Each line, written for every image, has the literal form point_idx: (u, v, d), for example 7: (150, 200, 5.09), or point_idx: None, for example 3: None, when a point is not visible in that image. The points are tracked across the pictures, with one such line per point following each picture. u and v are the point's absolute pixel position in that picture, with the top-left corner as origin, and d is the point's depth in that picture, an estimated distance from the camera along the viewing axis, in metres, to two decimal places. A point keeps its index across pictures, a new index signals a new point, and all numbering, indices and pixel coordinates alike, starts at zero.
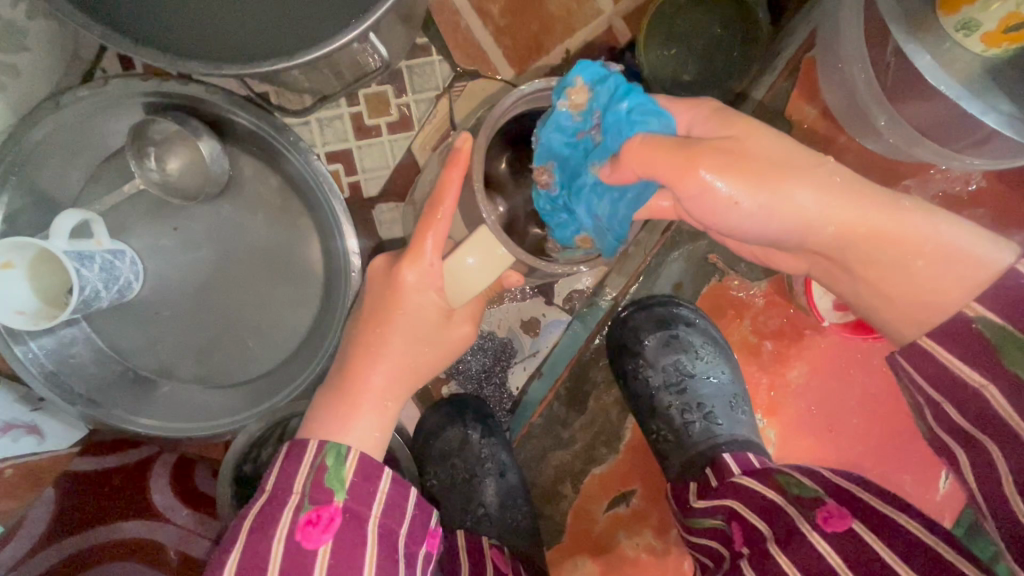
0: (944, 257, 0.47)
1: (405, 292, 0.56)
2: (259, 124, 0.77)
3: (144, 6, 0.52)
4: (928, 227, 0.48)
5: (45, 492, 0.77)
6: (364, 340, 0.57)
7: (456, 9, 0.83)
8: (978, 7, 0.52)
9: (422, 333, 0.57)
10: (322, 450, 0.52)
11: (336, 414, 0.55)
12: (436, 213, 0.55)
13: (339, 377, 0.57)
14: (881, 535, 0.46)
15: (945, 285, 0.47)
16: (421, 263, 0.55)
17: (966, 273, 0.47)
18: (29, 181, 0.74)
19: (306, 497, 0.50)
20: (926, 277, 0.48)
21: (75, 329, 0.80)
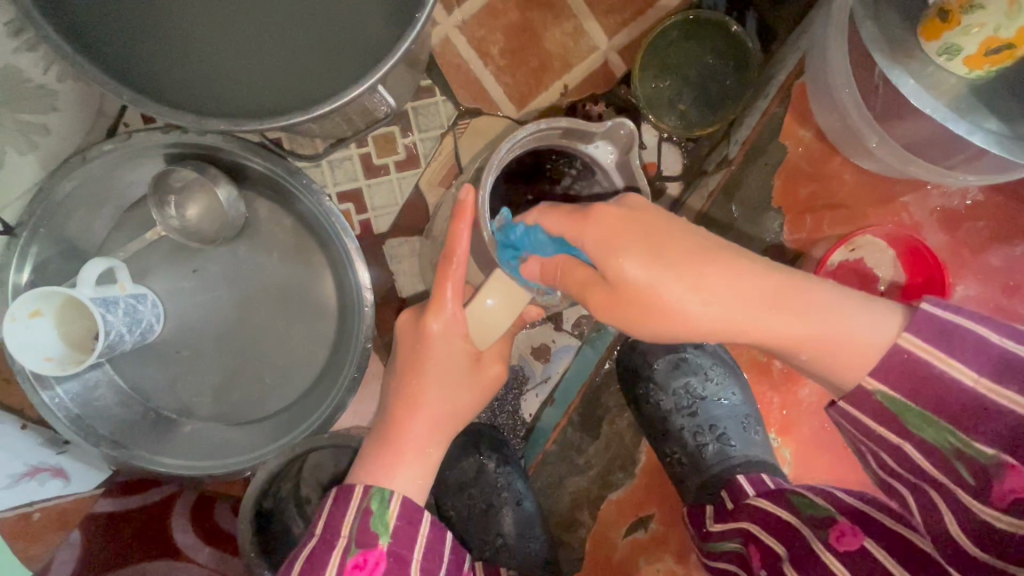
0: (849, 329, 0.44)
1: (433, 342, 0.57)
2: (273, 169, 0.80)
3: (171, 72, 0.56)
4: (829, 311, 0.45)
5: (71, 534, 0.78)
6: (401, 392, 0.58)
7: (457, 51, 0.86)
8: (959, 33, 0.54)
9: (453, 376, 0.58)
10: (368, 494, 0.53)
11: (381, 465, 0.56)
12: (450, 261, 0.56)
13: (382, 426, 0.59)
14: (893, 552, 0.47)
15: (850, 349, 0.44)
16: (444, 313, 0.57)
17: (859, 343, 0.44)
18: (57, 232, 0.78)
19: (353, 539, 0.52)
20: (829, 352, 0.45)
21: (98, 373, 0.83)
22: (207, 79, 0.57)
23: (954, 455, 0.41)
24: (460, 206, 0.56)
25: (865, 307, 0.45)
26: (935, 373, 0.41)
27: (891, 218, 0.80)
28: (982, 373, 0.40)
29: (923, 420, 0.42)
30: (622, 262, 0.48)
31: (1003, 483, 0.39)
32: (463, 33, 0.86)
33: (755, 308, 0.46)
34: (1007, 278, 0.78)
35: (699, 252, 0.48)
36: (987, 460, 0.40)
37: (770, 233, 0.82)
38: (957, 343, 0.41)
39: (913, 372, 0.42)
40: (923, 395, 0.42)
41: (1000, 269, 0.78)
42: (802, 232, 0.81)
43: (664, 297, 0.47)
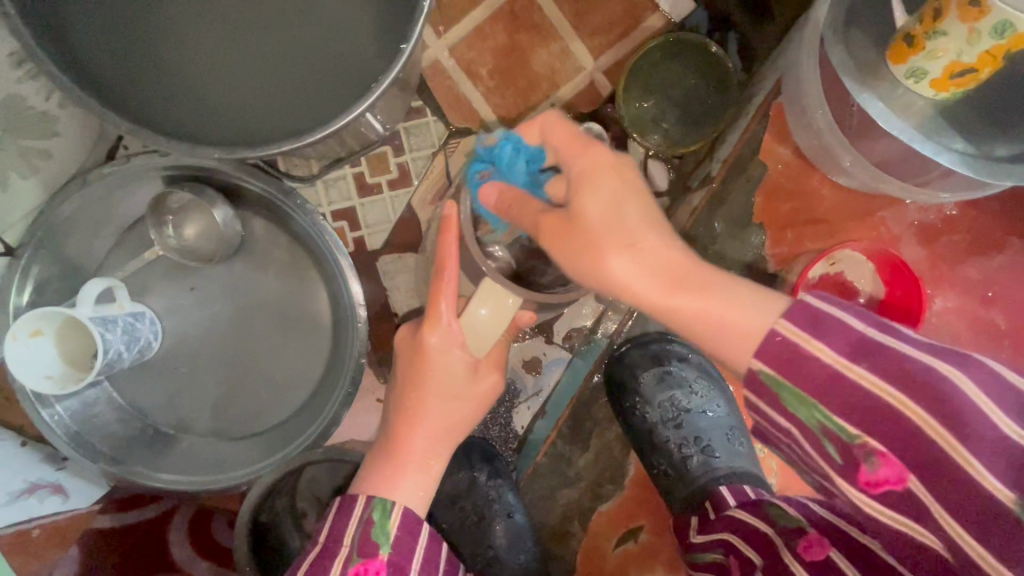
0: (729, 312, 0.45)
1: (431, 354, 0.59)
2: (269, 189, 0.82)
3: (167, 102, 0.59)
4: (722, 296, 0.46)
5: (71, 550, 0.79)
6: (402, 404, 0.61)
7: (447, 73, 0.89)
8: (923, 58, 0.57)
9: (452, 390, 0.60)
10: (371, 503, 0.55)
11: (383, 477, 0.58)
12: (442, 275, 0.58)
13: (384, 438, 0.61)
14: (852, 559, 0.48)
15: (728, 324, 0.45)
16: (439, 326, 0.58)
17: (737, 321, 0.45)
18: (57, 252, 0.80)
19: (355, 549, 0.53)
20: (710, 331, 0.46)
21: (97, 390, 0.84)
22: (205, 108, 0.60)
23: (819, 431, 0.42)
24: (445, 220, 0.58)
25: (753, 301, 0.45)
26: (805, 356, 0.41)
27: (870, 232, 0.81)
28: (899, 389, 0.39)
29: (793, 396, 0.42)
30: (586, 194, 0.51)
31: (873, 470, 0.41)
32: (453, 55, 0.88)
33: (662, 279, 0.49)
34: (985, 289, 0.80)
35: (623, 215, 0.51)
36: (852, 440, 0.41)
37: (752, 246, 0.84)
38: (825, 328, 0.41)
39: (787, 355, 0.42)
40: (802, 376, 0.41)
41: (977, 281, 0.80)
42: (784, 246, 0.83)
43: (608, 251, 0.50)
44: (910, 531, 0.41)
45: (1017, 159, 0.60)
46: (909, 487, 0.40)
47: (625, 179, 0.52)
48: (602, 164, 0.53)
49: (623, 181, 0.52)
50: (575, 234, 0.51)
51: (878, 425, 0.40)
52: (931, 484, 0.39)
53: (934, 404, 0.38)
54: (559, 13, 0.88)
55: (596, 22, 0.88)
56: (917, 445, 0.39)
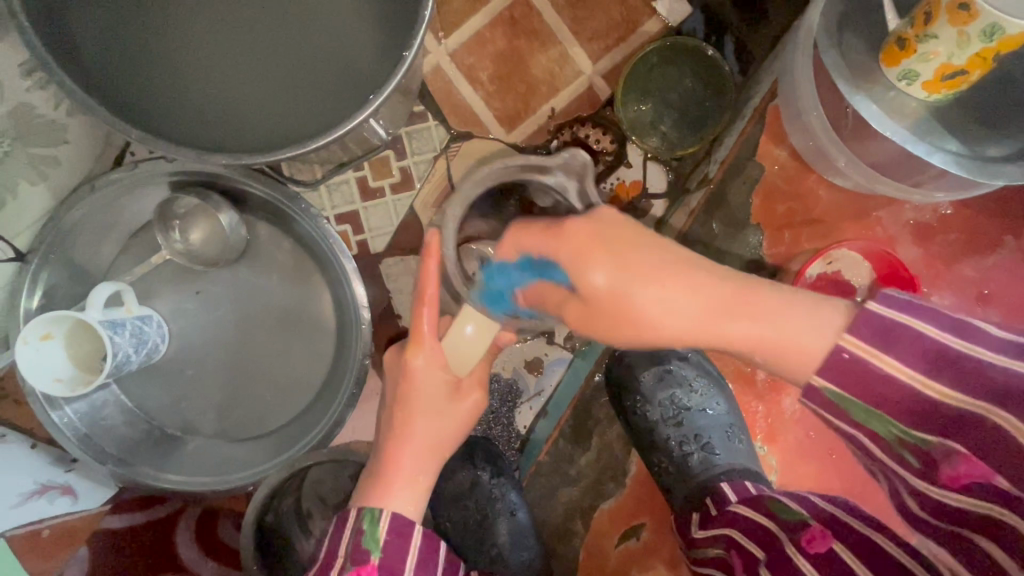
0: (790, 333, 0.48)
1: (416, 376, 0.61)
2: (273, 194, 0.84)
3: (176, 110, 0.60)
4: (780, 315, 0.49)
5: (79, 550, 0.82)
6: (390, 424, 0.62)
7: (448, 78, 0.90)
8: (915, 61, 0.58)
9: (436, 407, 0.62)
10: (360, 516, 0.57)
11: (374, 491, 0.59)
12: (424, 298, 0.61)
13: (374, 457, 0.62)
14: (858, 553, 0.49)
15: (798, 344, 0.47)
16: (424, 348, 0.61)
17: (801, 339, 0.47)
18: (66, 257, 0.82)
19: (348, 558, 0.56)
20: (780, 347, 0.48)
21: (106, 393, 0.86)
22: (212, 114, 0.61)
23: (898, 443, 0.44)
24: (428, 245, 0.62)
25: (815, 313, 0.48)
26: (876, 373, 0.43)
27: (867, 232, 0.83)
28: (921, 371, 0.42)
29: (864, 411, 0.45)
30: (590, 271, 0.53)
31: (951, 467, 0.42)
32: (453, 61, 0.90)
33: (708, 315, 0.50)
34: (981, 287, 0.81)
35: (646, 264, 0.53)
36: (922, 443, 0.43)
37: (749, 247, 0.85)
38: (897, 340, 0.43)
39: (852, 371, 0.44)
40: (869, 390, 0.44)
41: (973, 279, 0.81)
42: (781, 246, 0.84)
43: (638, 303, 0.52)
44: (989, 515, 0.41)
45: (1010, 159, 0.61)
46: (991, 483, 0.41)
47: (624, 236, 0.55)
48: (603, 222, 0.56)
49: (630, 240, 0.55)
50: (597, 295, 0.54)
51: (942, 423, 0.42)
52: (1013, 479, 0.40)
53: (973, 387, 0.41)
54: (558, 19, 0.89)
55: (594, 27, 0.90)
56: (962, 426, 0.41)
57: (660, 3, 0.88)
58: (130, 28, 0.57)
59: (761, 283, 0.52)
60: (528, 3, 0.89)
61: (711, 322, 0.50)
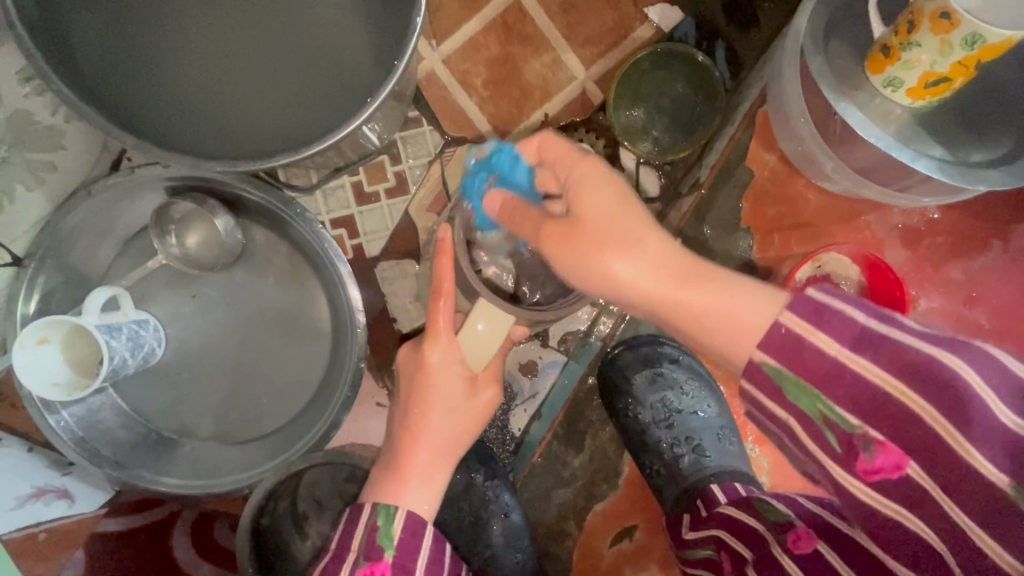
0: (727, 308, 0.46)
1: (433, 372, 0.62)
2: (269, 199, 0.84)
3: (171, 117, 0.61)
4: (723, 291, 0.47)
5: (75, 552, 0.81)
6: (407, 420, 0.63)
7: (442, 83, 0.91)
8: (900, 68, 0.59)
9: (453, 404, 0.63)
10: (376, 510, 0.57)
11: (391, 487, 0.59)
12: (440, 296, 0.62)
13: (390, 453, 0.63)
14: (836, 547, 0.48)
15: (730, 313, 0.45)
16: (440, 343, 0.62)
17: (739, 314, 0.45)
18: (63, 262, 0.82)
19: (361, 552, 0.55)
20: (711, 315, 0.47)
21: (103, 396, 0.86)
22: (206, 121, 0.62)
23: (822, 423, 0.41)
24: (442, 243, 0.64)
25: (759, 297, 0.45)
26: (807, 346, 0.41)
27: (855, 235, 0.84)
28: (889, 372, 0.38)
29: (795, 386, 0.41)
30: (586, 192, 0.54)
31: (870, 458, 0.39)
32: (447, 66, 0.91)
33: (658, 279, 0.50)
34: (967, 290, 0.82)
35: (613, 223, 0.52)
36: (852, 429, 0.40)
37: (739, 251, 0.86)
38: (829, 320, 0.40)
39: (789, 346, 0.41)
40: (806, 368, 0.41)
41: (960, 283, 0.82)
42: (771, 250, 0.85)
43: (599, 243, 0.52)
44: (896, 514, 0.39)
45: (992, 165, 0.62)
46: (906, 475, 0.38)
47: (597, 189, 0.54)
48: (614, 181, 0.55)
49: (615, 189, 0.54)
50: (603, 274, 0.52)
51: (880, 416, 0.39)
52: (929, 467, 0.37)
53: (937, 394, 0.37)
54: (551, 24, 0.90)
55: (586, 33, 0.91)
56: (923, 442, 0.37)
57: (652, 9, 0.90)
58: (125, 35, 0.58)
59: (721, 266, 0.50)
60: (521, 9, 0.90)
61: (651, 285, 0.50)
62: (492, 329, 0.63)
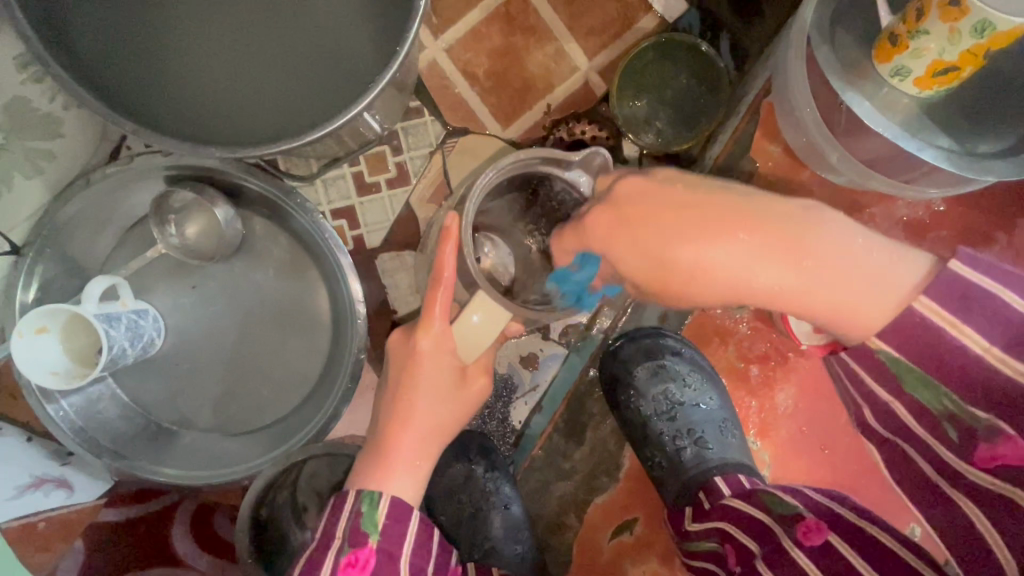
0: (868, 280, 0.48)
1: (422, 360, 0.60)
2: (269, 188, 0.84)
3: (171, 103, 0.60)
4: (855, 260, 0.49)
5: (75, 543, 0.82)
6: (393, 407, 0.62)
7: (444, 73, 0.90)
8: (908, 57, 0.58)
9: (442, 392, 0.62)
10: (359, 497, 0.57)
11: (375, 474, 0.59)
12: (438, 285, 0.60)
13: (375, 439, 0.62)
14: (853, 545, 0.50)
15: (868, 287, 0.48)
16: (433, 332, 0.60)
17: (884, 284, 0.47)
18: (62, 251, 0.82)
19: (346, 540, 0.56)
20: (850, 289, 0.48)
21: (101, 386, 0.86)
22: (206, 107, 0.61)
23: (943, 415, 0.46)
24: (445, 231, 0.60)
25: (893, 263, 0.48)
26: (944, 342, 0.44)
27: None
28: (994, 341, 0.43)
29: (918, 380, 0.46)
30: (677, 246, 0.54)
31: (991, 446, 0.43)
32: (450, 56, 0.90)
33: (779, 269, 0.50)
34: None
35: (737, 219, 0.53)
36: (975, 421, 0.44)
37: None
38: (974, 310, 0.43)
39: (922, 337, 0.45)
40: (937, 358, 0.44)
41: None
42: None
43: (716, 268, 0.52)
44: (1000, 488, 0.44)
45: (1000, 156, 0.62)
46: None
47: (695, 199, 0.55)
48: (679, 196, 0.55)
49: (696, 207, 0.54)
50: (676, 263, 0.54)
51: (1010, 406, 0.42)
52: None
53: None
54: (554, 15, 0.90)
55: (590, 23, 0.90)
56: None
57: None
58: (123, 19, 0.57)
59: (816, 216, 0.52)
60: None
61: (781, 280, 0.50)
62: (483, 323, 0.61)
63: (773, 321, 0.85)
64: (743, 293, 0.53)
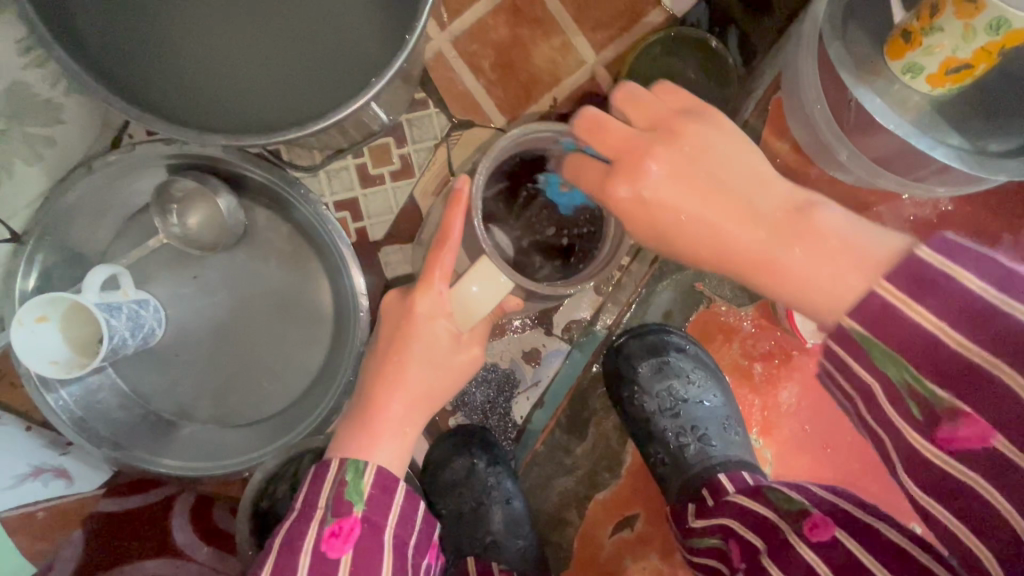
0: (851, 249, 0.44)
1: (417, 321, 0.60)
2: (272, 179, 0.83)
3: (175, 90, 0.59)
4: (842, 234, 0.45)
5: (73, 533, 0.81)
6: (383, 371, 0.61)
7: (450, 65, 0.89)
8: (921, 54, 0.58)
9: (434, 358, 0.61)
10: (343, 467, 0.57)
11: (360, 441, 0.59)
12: (444, 249, 0.59)
13: (361, 403, 0.62)
14: (862, 541, 0.50)
15: (854, 260, 0.43)
16: (431, 292, 0.59)
17: (866, 258, 0.43)
18: (62, 240, 0.81)
19: (330, 510, 0.55)
20: (826, 263, 0.45)
21: (101, 376, 0.85)
22: (211, 95, 0.60)
23: (906, 392, 0.40)
24: (455, 195, 0.59)
25: (886, 240, 0.44)
26: (899, 318, 0.39)
27: None
28: (945, 319, 0.38)
29: (882, 355, 0.40)
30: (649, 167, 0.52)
31: (953, 427, 0.39)
32: (456, 48, 0.89)
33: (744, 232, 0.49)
34: None
35: (717, 179, 0.51)
36: (939, 403, 0.39)
37: None
38: (936, 289, 0.38)
39: (884, 313, 0.40)
40: (892, 335, 0.39)
41: None
42: None
43: (688, 215, 0.51)
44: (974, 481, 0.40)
45: (1009, 156, 0.61)
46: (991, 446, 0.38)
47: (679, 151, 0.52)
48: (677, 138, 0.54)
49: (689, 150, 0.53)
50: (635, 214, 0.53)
51: (977, 395, 0.37)
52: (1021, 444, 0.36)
53: None
54: (561, 7, 0.89)
55: (598, 17, 0.89)
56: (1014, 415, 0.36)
57: None
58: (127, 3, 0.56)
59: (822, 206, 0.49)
60: None
61: (761, 244, 0.48)
62: (485, 292, 0.56)
63: (777, 319, 0.85)
64: (715, 251, 0.50)
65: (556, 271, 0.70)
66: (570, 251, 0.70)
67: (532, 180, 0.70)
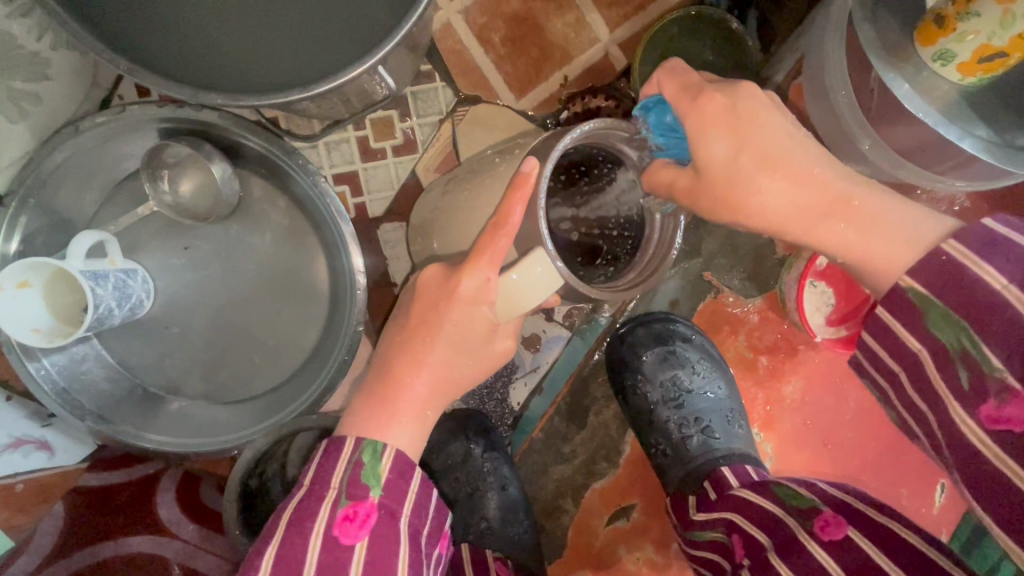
0: (906, 230, 0.49)
1: (456, 303, 0.55)
2: (270, 148, 0.80)
3: (170, 40, 0.55)
4: (893, 211, 0.50)
5: (56, 506, 0.77)
6: (407, 349, 0.58)
7: (458, 37, 0.86)
8: (954, 39, 0.55)
9: (463, 347, 0.58)
10: (360, 447, 0.55)
11: (372, 423, 0.57)
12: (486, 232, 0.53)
13: (379, 379, 0.59)
14: (875, 540, 0.50)
15: (902, 239, 0.49)
16: (478, 275, 0.54)
17: (922, 237, 0.49)
18: (46, 203, 0.77)
19: (344, 491, 0.53)
20: (872, 234, 0.50)
21: (85, 347, 0.82)
22: (207, 46, 0.56)
23: (956, 354, 0.42)
24: (519, 178, 0.51)
25: (930, 219, 0.50)
26: (968, 277, 0.42)
27: None
28: (1010, 278, 0.40)
29: (940, 317, 0.43)
30: (710, 139, 0.53)
31: (997, 406, 0.41)
32: (466, 19, 0.86)
33: (804, 199, 0.53)
34: None
35: (777, 141, 0.54)
36: (989, 371, 0.41)
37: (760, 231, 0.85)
38: (1001, 251, 0.41)
39: (948, 272, 0.43)
40: (956, 293, 0.42)
41: None
42: None
43: (746, 180, 0.54)
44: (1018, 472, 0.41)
45: None
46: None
47: (765, 111, 0.54)
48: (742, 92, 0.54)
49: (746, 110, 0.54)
50: (705, 160, 0.53)
51: None
52: None
53: None
54: None
55: None
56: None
57: None
58: None
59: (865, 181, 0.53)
60: None
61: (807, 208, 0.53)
62: (529, 284, 0.50)
63: (785, 312, 0.85)
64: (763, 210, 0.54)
65: (583, 271, 0.56)
66: (597, 253, 0.57)
67: (582, 166, 0.56)
